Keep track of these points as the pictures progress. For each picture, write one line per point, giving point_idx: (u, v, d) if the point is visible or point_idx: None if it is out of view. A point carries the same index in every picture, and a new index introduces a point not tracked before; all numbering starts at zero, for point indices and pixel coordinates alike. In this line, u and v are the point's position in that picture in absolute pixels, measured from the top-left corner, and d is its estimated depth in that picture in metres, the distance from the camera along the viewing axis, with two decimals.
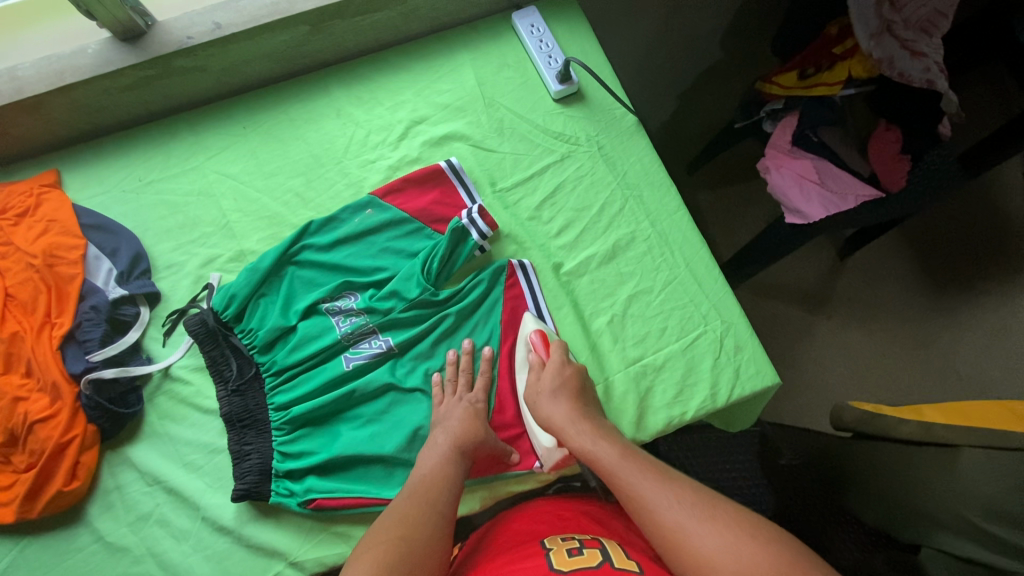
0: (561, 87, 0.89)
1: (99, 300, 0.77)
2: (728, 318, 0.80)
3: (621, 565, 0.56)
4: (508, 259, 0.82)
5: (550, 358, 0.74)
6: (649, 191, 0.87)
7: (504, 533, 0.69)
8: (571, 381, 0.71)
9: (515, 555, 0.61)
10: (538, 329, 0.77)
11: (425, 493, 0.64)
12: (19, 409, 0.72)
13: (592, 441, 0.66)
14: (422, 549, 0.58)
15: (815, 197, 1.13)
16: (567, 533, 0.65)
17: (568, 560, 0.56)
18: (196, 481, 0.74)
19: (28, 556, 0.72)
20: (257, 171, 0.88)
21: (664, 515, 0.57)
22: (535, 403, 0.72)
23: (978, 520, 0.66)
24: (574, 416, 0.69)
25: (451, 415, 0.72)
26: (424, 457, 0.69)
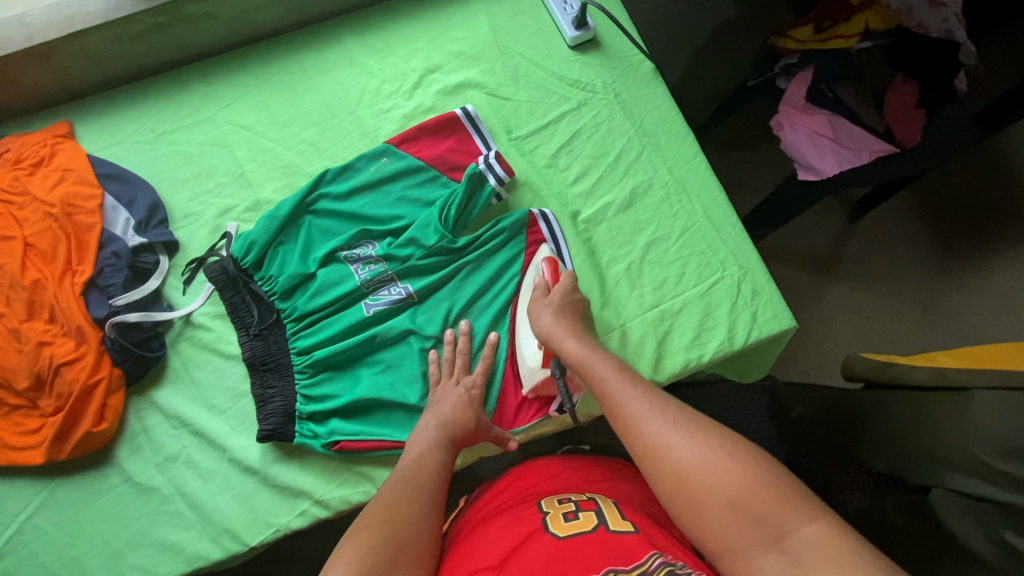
0: (577, 34, 0.89)
1: (119, 247, 0.78)
2: (745, 264, 0.81)
3: (617, 527, 0.56)
4: (528, 210, 0.82)
5: (558, 284, 0.74)
6: (666, 138, 0.86)
7: (501, 491, 0.70)
8: (577, 307, 0.73)
9: (510, 518, 0.60)
10: (549, 257, 0.78)
11: (412, 480, 0.63)
12: (45, 354, 0.73)
13: (587, 350, 0.67)
14: (412, 528, 0.57)
15: (829, 153, 1.13)
16: (562, 493, 0.65)
17: (564, 525, 0.56)
18: (221, 424, 0.75)
19: (59, 497, 0.73)
20: (270, 121, 0.87)
21: (649, 425, 0.57)
22: (535, 314, 0.73)
23: (988, 458, 0.62)
24: (570, 328, 0.70)
25: (445, 398, 0.71)
26: (415, 439, 0.68)
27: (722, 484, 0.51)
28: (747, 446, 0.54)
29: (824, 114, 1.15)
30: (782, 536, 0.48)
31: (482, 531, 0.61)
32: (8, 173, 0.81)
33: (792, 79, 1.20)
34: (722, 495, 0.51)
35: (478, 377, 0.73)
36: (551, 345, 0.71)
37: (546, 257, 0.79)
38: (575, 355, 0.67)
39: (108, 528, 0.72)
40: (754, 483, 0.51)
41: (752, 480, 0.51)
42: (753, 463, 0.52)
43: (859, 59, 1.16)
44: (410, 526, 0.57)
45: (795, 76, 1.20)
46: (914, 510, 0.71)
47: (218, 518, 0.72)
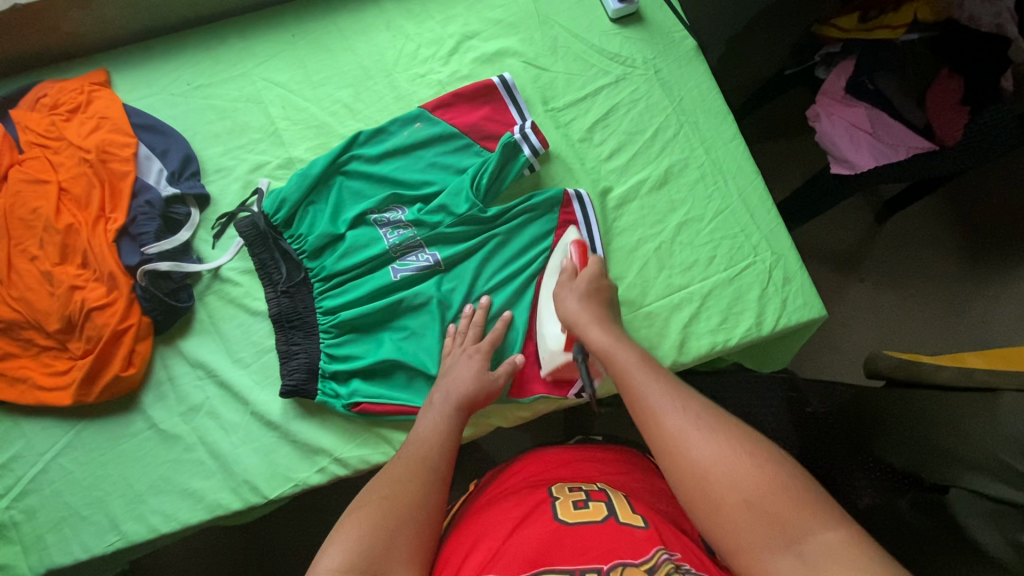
0: (620, 6, 0.87)
1: (152, 196, 0.78)
2: (778, 250, 0.79)
3: (628, 519, 0.55)
4: (565, 189, 0.80)
5: (585, 269, 0.72)
6: (705, 118, 0.85)
7: (507, 478, 0.68)
8: (604, 293, 0.70)
9: (518, 504, 0.59)
10: (578, 239, 0.76)
11: (420, 453, 0.61)
12: (76, 298, 0.74)
13: (613, 342, 0.63)
14: (417, 503, 0.55)
15: (865, 146, 1.10)
16: (574, 481, 0.64)
17: (573, 513, 0.56)
18: (245, 377, 0.76)
19: (84, 439, 0.75)
20: (305, 80, 0.87)
21: (668, 419, 0.53)
22: (560, 297, 0.70)
23: (1010, 459, 0.61)
24: (597, 314, 0.66)
25: (457, 368, 0.71)
26: (420, 421, 0.66)
27: (742, 483, 0.47)
28: (769, 446, 0.50)
29: (863, 106, 1.12)
30: (800, 537, 0.44)
31: (487, 514, 0.60)
32: (46, 118, 0.82)
33: (833, 69, 1.18)
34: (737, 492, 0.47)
35: (486, 348, 0.73)
36: (574, 330, 0.68)
37: (574, 240, 0.76)
38: (600, 344, 0.63)
39: (131, 472, 0.73)
40: (779, 486, 0.47)
41: (776, 484, 0.47)
42: (775, 462, 0.48)
43: (904, 50, 1.11)
44: (416, 502, 0.55)
45: (835, 66, 1.17)
46: (929, 506, 0.72)
47: (238, 470, 0.73)
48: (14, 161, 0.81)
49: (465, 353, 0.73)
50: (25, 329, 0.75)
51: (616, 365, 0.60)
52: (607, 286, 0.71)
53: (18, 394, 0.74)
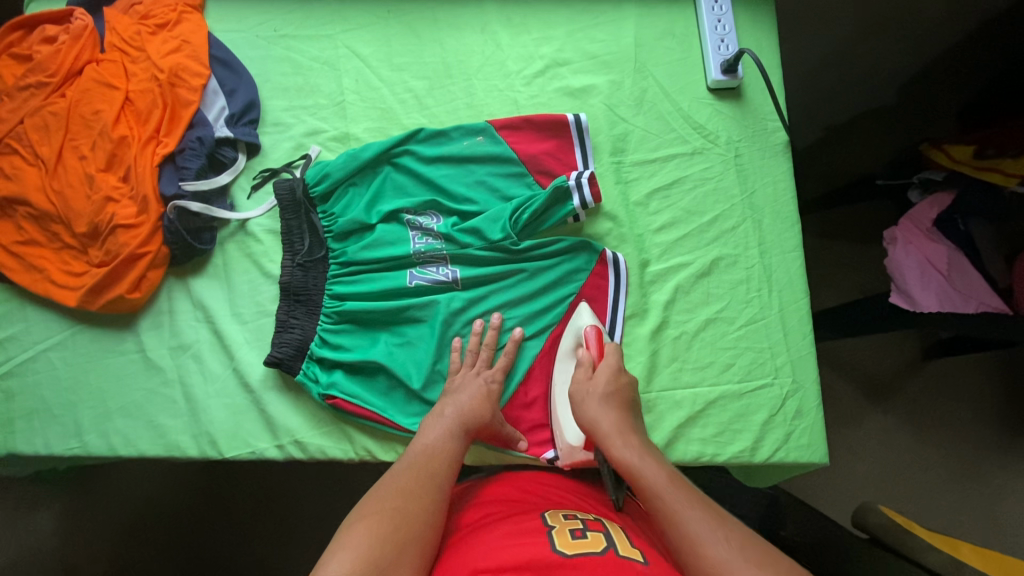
0: (721, 78, 0.82)
1: (205, 134, 0.79)
2: (800, 380, 0.75)
3: (626, 552, 0.53)
4: (603, 248, 0.78)
5: (604, 362, 0.70)
6: (771, 219, 0.80)
7: (491, 489, 0.68)
8: (623, 393, 0.67)
9: (513, 526, 0.57)
10: (604, 252, 0.77)
11: (423, 467, 0.60)
12: (108, 210, 0.75)
13: (640, 457, 0.60)
14: (418, 515, 0.54)
15: (934, 288, 1.01)
16: (569, 509, 0.63)
17: (570, 543, 0.54)
18: (238, 333, 0.77)
19: (76, 342, 0.77)
20: (386, 60, 0.86)
21: (709, 549, 0.49)
22: (580, 403, 0.67)
23: None
24: (610, 413, 0.65)
25: (466, 389, 0.70)
26: (428, 431, 0.66)
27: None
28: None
29: (946, 245, 1.03)
30: None
31: (484, 531, 0.57)
32: (134, 26, 0.83)
33: (927, 196, 1.09)
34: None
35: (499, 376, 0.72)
36: (594, 438, 0.65)
37: (589, 326, 0.74)
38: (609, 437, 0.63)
39: (108, 388, 0.76)
40: None
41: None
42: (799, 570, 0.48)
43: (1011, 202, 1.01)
44: (417, 517, 0.54)
45: (930, 194, 1.09)
46: None
47: (204, 420, 0.74)
48: (93, 59, 0.83)
49: (481, 376, 0.72)
50: (55, 223, 0.78)
51: (621, 463, 0.60)
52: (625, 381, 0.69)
53: (31, 281, 0.77)
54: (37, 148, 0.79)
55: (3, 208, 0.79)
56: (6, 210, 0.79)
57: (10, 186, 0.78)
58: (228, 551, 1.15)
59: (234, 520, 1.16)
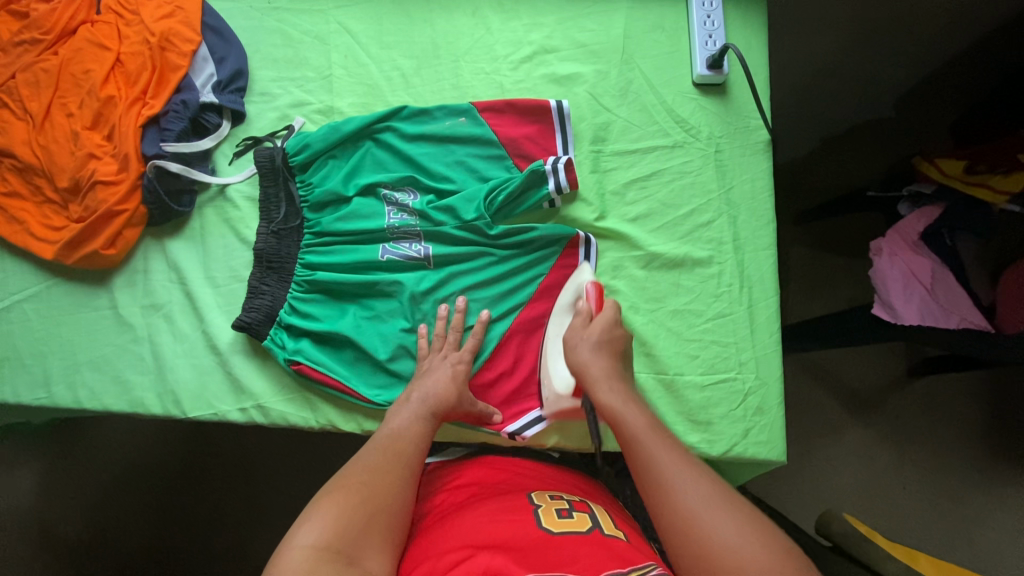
0: (706, 73, 0.82)
1: (190, 97, 0.79)
2: (764, 377, 0.75)
3: (609, 533, 0.56)
4: (578, 231, 0.78)
5: (600, 314, 0.70)
6: (747, 216, 0.80)
7: (470, 471, 0.69)
8: (616, 343, 0.68)
9: (499, 504, 0.59)
10: (596, 280, 0.73)
11: (399, 446, 0.61)
12: (90, 166, 0.76)
13: (623, 402, 0.61)
14: (398, 495, 0.55)
15: (917, 301, 0.99)
16: (554, 490, 0.65)
17: (557, 521, 0.56)
18: (210, 296, 0.78)
19: (51, 294, 0.78)
20: (375, 38, 0.86)
21: (679, 498, 0.51)
22: (573, 349, 0.68)
23: None
24: (611, 375, 0.65)
25: (436, 372, 0.70)
26: (399, 416, 0.65)
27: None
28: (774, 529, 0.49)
29: (930, 258, 1.01)
30: None
31: (469, 507, 0.60)
32: None
33: (915, 210, 1.06)
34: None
35: (468, 356, 0.72)
36: (583, 383, 0.66)
37: (590, 281, 0.74)
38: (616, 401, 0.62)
39: (79, 341, 0.77)
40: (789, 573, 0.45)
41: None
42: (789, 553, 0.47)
43: (1000, 220, 0.99)
44: (389, 492, 0.55)
45: (919, 208, 1.06)
46: None
47: (170, 379, 0.75)
48: (88, 20, 0.84)
49: (450, 358, 0.72)
50: (38, 176, 0.79)
51: (625, 430, 0.59)
52: (619, 336, 0.69)
53: (11, 232, 0.78)
54: (26, 103, 0.80)
55: None
56: None
57: None
58: (198, 521, 1.18)
59: (207, 491, 1.19)
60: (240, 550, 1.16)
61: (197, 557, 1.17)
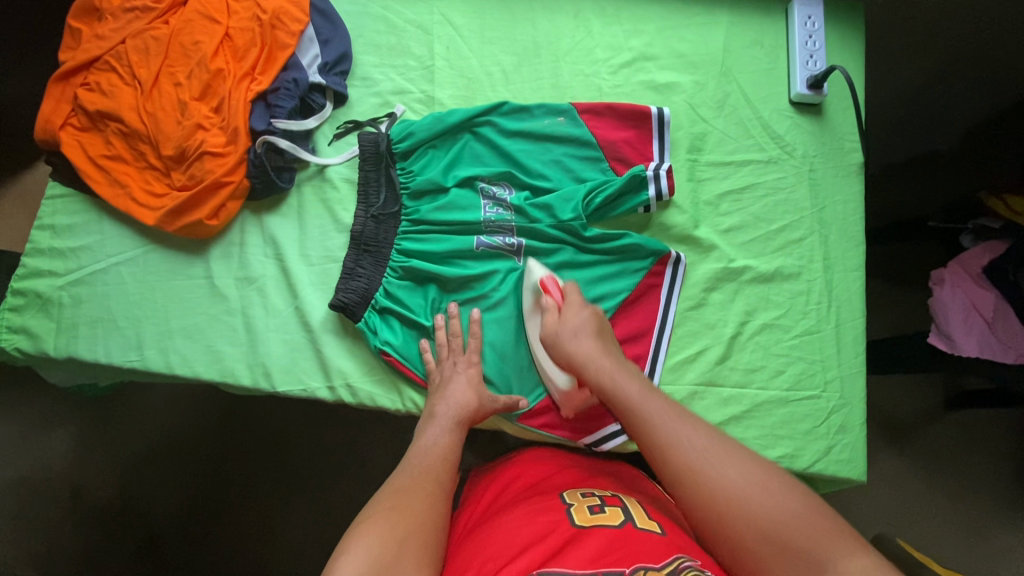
0: (806, 92, 0.83)
1: (300, 77, 0.81)
2: (847, 398, 0.76)
3: (644, 526, 0.56)
4: (669, 249, 0.79)
5: (566, 303, 0.74)
6: (837, 236, 0.81)
7: (503, 476, 0.70)
8: (593, 322, 0.72)
9: (530, 506, 0.60)
10: (546, 273, 0.76)
11: (421, 464, 0.63)
12: (197, 136, 0.77)
13: (616, 377, 0.66)
14: (425, 508, 0.56)
15: (977, 333, 1.00)
16: (585, 486, 0.66)
17: (589, 518, 0.56)
18: (304, 273, 0.79)
19: (148, 260, 0.79)
20: (478, 32, 0.87)
21: (679, 451, 0.56)
22: (559, 343, 0.71)
23: None
24: (599, 352, 0.69)
25: (452, 383, 0.71)
26: (427, 437, 0.67)
27: (768, 509, 0.50)
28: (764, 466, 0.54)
29: (993, 293, 1.01)
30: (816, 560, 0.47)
31: (497, 518, 0.60)
32: None
33: (981, 243, 1.06)
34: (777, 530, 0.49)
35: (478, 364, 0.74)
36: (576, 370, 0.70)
37: (543, 276, 0.76)
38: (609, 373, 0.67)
39: (172, 308, 0.78)
40: (789, 506, 0.50)
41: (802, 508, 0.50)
42: (796, 486, 0.52)
43: None
44: (422, 512, 0.55)
45: (985, 242, 1.06)
46: None
47: (261, 352, 0.76)
48: None
49: (455, 364, 0.73)
50: (142, 142, 0.80)
51: (623, 398, 0.64)
52: (590, 315, 0.72)
53: (112, 195, 0.79)
54: (135, 69, 0.81)
55: (95, 122, 0.81)
56: (97, 124, 0.81)
57: (105, 101, 0.80)
58: (232, 496, 1.20)
59: (242, 467, 1.21)
60: (269, 527, 1.19)
61: (228, 531, 1.18)
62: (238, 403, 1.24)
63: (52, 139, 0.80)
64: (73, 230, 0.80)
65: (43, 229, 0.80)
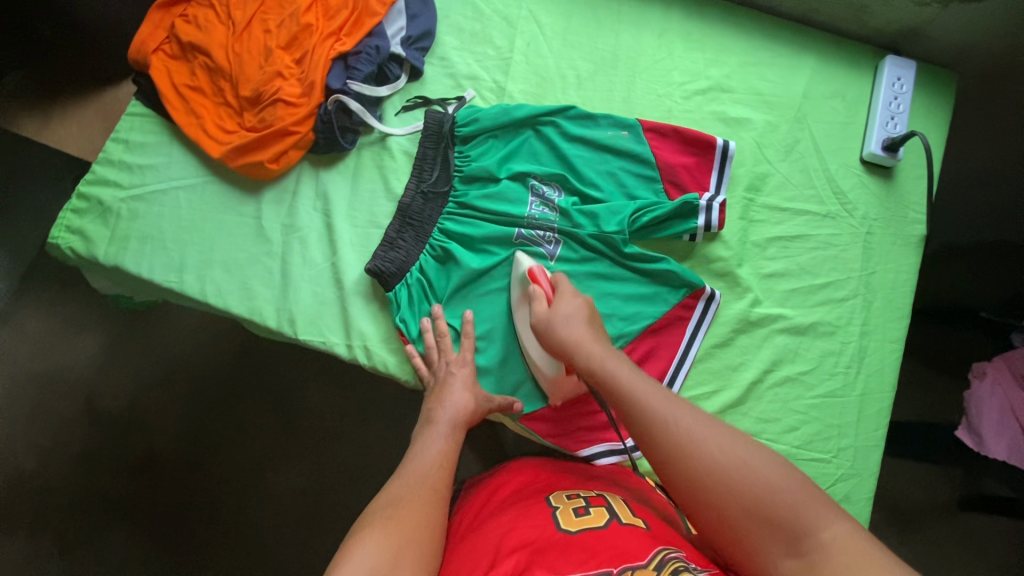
0: (879, 153, 0.81)
1: (382, 45, 0.83)
2: (857, 469, 0.74)
3: (628, 521, 0.58)
4: (705, 284, 0.78)
5: (556, 292, 0.71)
6: (882, 305, 0.79)
7: (490, 485, 0.70)
8: (581, 305, 0.69)
9: (519, 512, 0.60)
10: (532, 265, 0.75)
11: (416, 473, 0.63)
12: (275, 83, 0.81)
13: (607, 356, 0.63)
14: (423, 519, 0.56)
15: (1008, 436, 0.96)
16: (570, 488, 0.66)
17: (575, 521, 0.57)
18: (347, 233, 0.81)
19: (205, 189, 0.83)
20: (561, 34, 0.88)
21: (672, 428, 0.55)
22: (546, 330, 0.69)
23: None
24: (590, 336, 0.66)
25: (448, 383, 0.72)
26: (427, 444, 0.68)
27: (759, 485, 0.49)
28: (744, 444, 0.52)
29: None
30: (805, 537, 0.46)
31: (485, 526, 0.60)
32: None
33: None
34: (761, 501, 0.48)
35: (470, 363, 0.74)
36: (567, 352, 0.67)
37: (530, 267, 0.75)
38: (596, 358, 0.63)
39: (218, 240, 0.81)
40: (782, 485, 0.49)
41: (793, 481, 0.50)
42: (796, 466, 0.51)
43: None
44: (418, 517, 0.56)
45: None
46: None
47: (292, 299, 0.78)
48: None
49: (450, 365, 0.74)
50: (223, 79, 0.83)
51: (610, 380, 0.61)
52: (582, 304, 0.69)
53: (186, 123, 0.83)
54: (232, 10, 0.84)
55: (185, 52, 0.85)
56: (187, 54, 0.85)
57: (199, 35, 0.84)
58: (231, 433, 1.24)
59: (244, 405, 1.25)
60: (257, 470, 1.22)
61: (218, 465, 1.22)
62: (253, 344, 1.27)
63: (144, 62, 0.85)
64: (144, 148, 0.84)
65: (117, 142, 0.85)
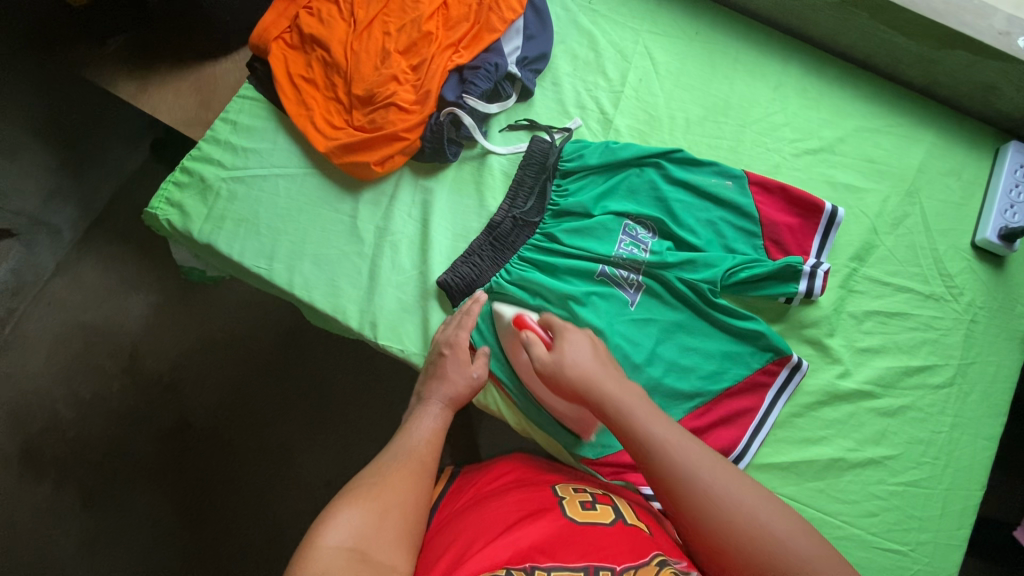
0: (994, 241, 0.78)
1: (501, 63, 0.83)
2: (936, 566, 0.71)
3: (633, 524, 0.59)
4: (793, 353, 0.75)
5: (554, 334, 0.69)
6: (978, 400, 0.75)
7: (490, 467, 0.69)
8: (581, 341, 0.67)
9: (523, 497, 0.61)
10: (516, 313, 0.73)
11: (409, 449, 0.63)
12: (391, 86, 0.81)
13: (625, 395, 0.62)
14: (413, 493, 0.58)
15: None
16: (576, 484, 0.66)
17: (581, 514, 0.58)
18: (439, 244, 0.81)
19: (303, 180, 0.83)
20: (674, 74, 0.88)
21: (699, 481, 0.55)
22: (555, 376, 0.65)
23: None
24: (601, 369, 0.64)
25: (447, 364, 0.70)
26: (417, 421, 0.68)
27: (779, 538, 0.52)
28: (750, 490, 0.55)
29: None
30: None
31: (487, 505, 0.60)
32: None
33: None
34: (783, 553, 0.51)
35: (463, 340, 0.72)
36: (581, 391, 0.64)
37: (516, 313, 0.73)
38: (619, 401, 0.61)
39: (312, 233, 0.81)
40: (794, 534, 0.53)
41: (813, 538, 0.53)
42: (792, 509, 0.55)
43: None
44: (404, 488, 0.58)
45: None
46: None
47: (376, 302, 0.78)
48: None
49: (443, 343, 0.72)
50: (338, 75, 0.84)
51: (632, 424, 0.59)
52: (583, 337, 0.68)
53: (296, 113, 0.83)
54: (355, 9, 0.86)
55: (304, 43, 0.86)
56: (306, 46, 0.86)
57: (321, 29, 0.85)
58: (265, 413, 1.24)
59: (284, 388, 1.25)
60: (286, 454, 1.22)
61: (249, 443, 1.22)
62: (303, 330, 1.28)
63: (263, 48, 0.86)
64: (251, 131, 0.85)
65: (225, 122, 0.86)
